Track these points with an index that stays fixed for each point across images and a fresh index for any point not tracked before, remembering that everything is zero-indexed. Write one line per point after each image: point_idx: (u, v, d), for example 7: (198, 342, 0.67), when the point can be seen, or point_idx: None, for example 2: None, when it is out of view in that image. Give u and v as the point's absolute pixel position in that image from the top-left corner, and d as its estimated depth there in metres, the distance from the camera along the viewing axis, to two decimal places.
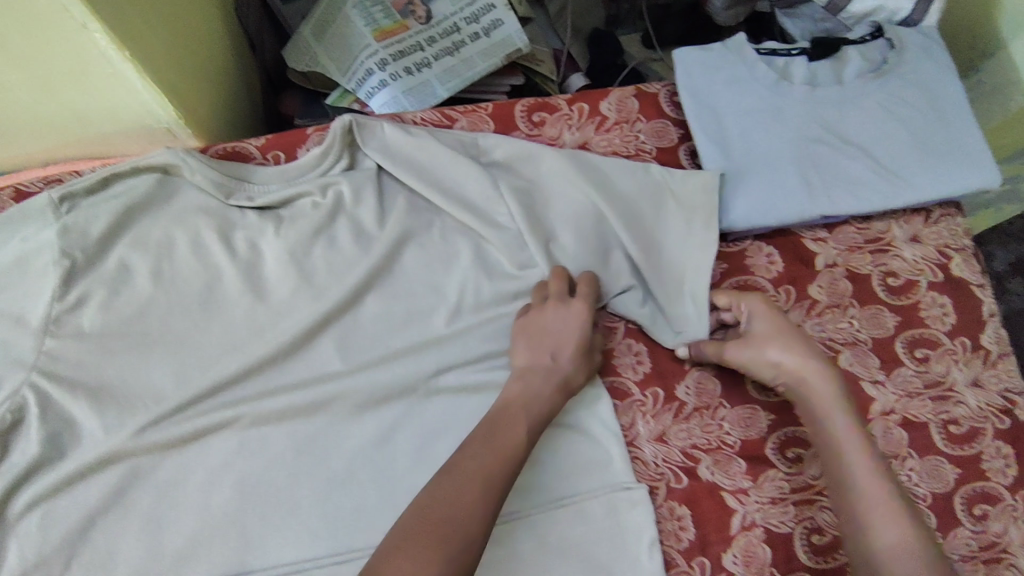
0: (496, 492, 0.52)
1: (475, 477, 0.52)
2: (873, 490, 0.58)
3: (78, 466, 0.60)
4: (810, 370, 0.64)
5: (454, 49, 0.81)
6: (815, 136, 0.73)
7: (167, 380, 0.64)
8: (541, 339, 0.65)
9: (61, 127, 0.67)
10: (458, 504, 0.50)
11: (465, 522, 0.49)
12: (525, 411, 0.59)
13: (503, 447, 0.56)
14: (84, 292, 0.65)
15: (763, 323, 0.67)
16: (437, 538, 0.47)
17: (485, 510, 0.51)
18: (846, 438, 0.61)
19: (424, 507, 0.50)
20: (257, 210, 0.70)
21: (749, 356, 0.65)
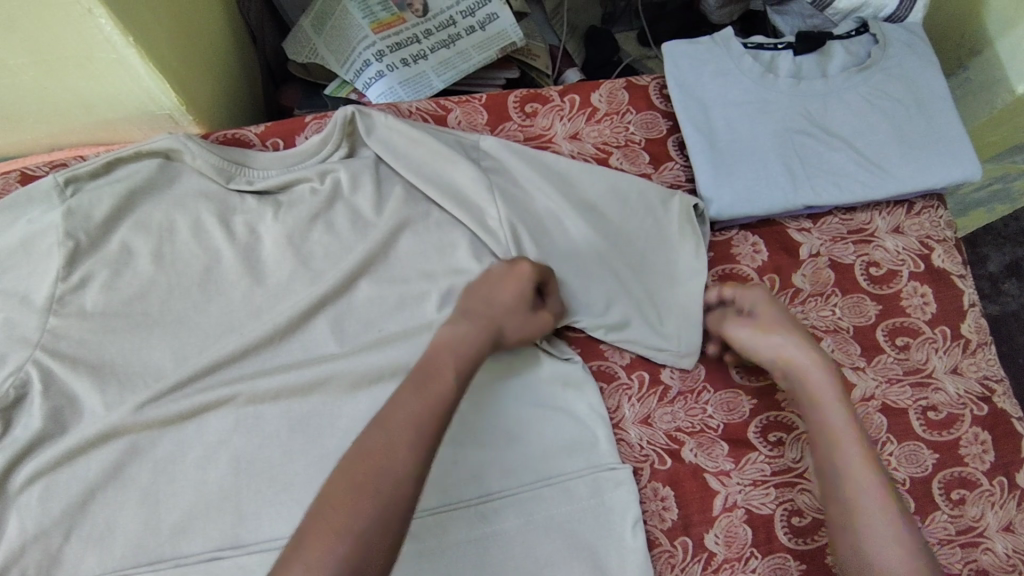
0: (428, 438, 0.51)
1: (404, 432, 0.50)
2: (864, 485, 0.58)
3: (79, 441, 0.62)
4: (808, 359, 0.65)
5: (449, 42, 0.83)
6: (799, 128, 0.75)
7: (167, 359, 0.66)
8: (485, 295, 0.63)
9: (65, 111, 0.69)
10: (386, 458, 0.49)
11: (396, 475, 0.48)
12: (454, 356, 0.57)
13: (432, 392, 0.53)
14: (87, 272, 0.67)
15: (768, 308, 0.68)
16: (364, 497, 0.46)
17: (417, 457, 0.50)
18: (841, 431, 0.61)
19: (354, 462, 0.48)
20: (256, 194, 0.72)
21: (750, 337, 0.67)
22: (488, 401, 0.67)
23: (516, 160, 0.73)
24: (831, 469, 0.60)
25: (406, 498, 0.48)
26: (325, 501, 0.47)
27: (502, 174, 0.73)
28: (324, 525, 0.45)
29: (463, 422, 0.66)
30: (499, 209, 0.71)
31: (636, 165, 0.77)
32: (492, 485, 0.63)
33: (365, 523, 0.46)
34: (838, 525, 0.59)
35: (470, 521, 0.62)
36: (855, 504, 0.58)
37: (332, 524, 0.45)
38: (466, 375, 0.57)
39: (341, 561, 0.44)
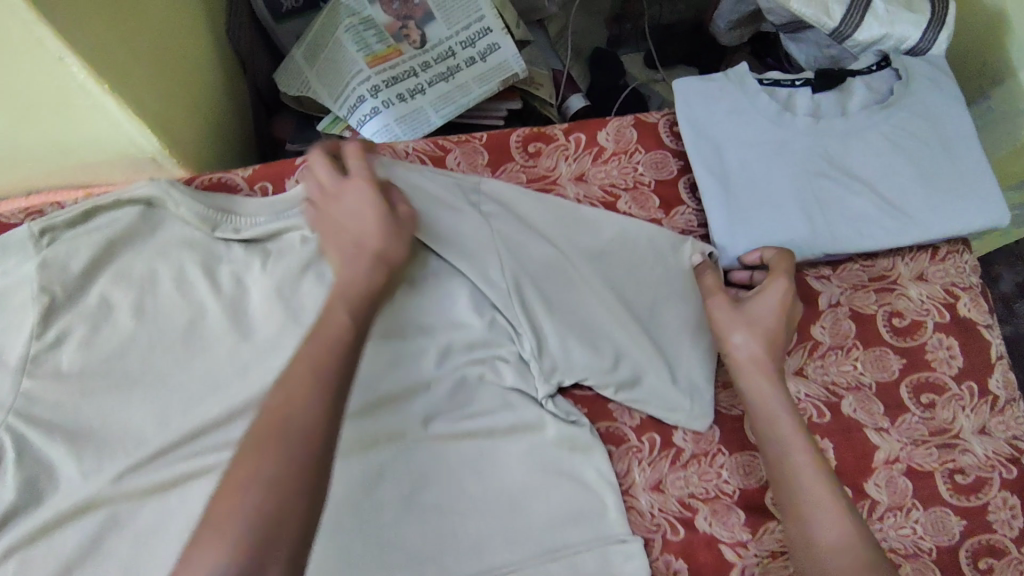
0: (332, 383, 0.50)
1: (305, 380, 0.49)
2: (814, 489, 0.57)
3: (54, 513, 0.58)
4: (761, 361, 0.63)
5: (449, 75, 0.78)
6: (818, 169, 0.71)
7: (147, 422, 0.61)
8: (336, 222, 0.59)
9: (41, 158, 0.64)
10: (291, 409, 0.48)
11: (301, 422, 0.47)
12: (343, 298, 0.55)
13: (329, 332, 0.52)
14: (62, 330, 0.62)
15: (767, 302, 0.64)
16: (272, 450, 0.46)
17: (325, 398, 0.49)
18: (787, 436, 0.60)
19: (260, 421, 0.47)
20: (243, 243, 0.67)
21: (729, 323, 0.65)
22: (487, 466, 0.63)
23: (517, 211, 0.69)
24: (781, 477, 0.59)
25: (315, 434, 0.47)
26: (236, 462, 0.46)
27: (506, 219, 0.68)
28: (233, 478, 0.45)
29: (462, 490, 0.62)
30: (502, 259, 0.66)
31: (646, 209, 0.73)
32: (494, 559, 0.60)
33: (278, 475, 0.45)
34: (793, 535, 0.57)
35: None
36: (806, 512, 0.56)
37: (239, 480, 0.45)
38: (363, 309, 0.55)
39: (255, 514, 0.43)
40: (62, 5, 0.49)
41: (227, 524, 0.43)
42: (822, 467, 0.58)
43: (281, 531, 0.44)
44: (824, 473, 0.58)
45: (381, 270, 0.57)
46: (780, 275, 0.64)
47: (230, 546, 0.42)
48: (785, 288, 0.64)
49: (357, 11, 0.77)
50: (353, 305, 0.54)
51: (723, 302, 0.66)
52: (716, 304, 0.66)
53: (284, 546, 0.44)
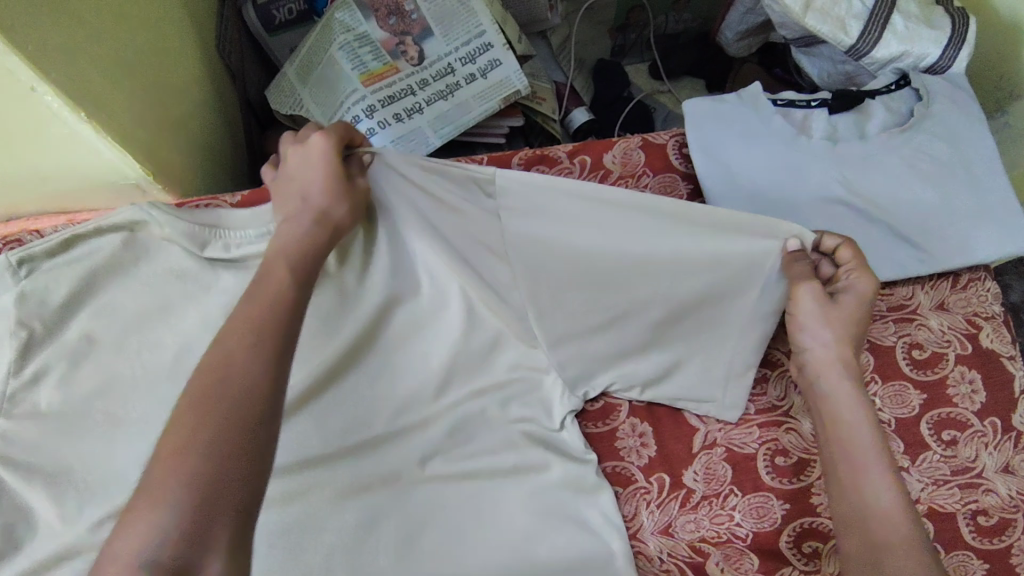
0: (276, 341, 0.44)
1: (243, 338, 0.44)
2: (891, 513, 0.50)
3: (26, 564, 0.56)
4: (838, 359, 0.57)
5: (448, 93, 0.76)
6: (835, 196, 0.68)
7: (131, 463, 0.58)
8: (288, 187, 0.56)
9: (19, 185, 0.61)
10: (232, 360, 0.42)
11: (243, 379, 0.42)
12: (289, 254, 0.50)
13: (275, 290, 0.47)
14: (41, 366, 0.60)
15: (856, 299, 0.57)
16: (207, 411, 0.40)
17: (268, 358, 0.43)
18: (863, 450, 0.54)
19: (195, 382, 0.42)
20: (231, 269, 0.63)
21: (813, 314, 0.57)
22: (489, 507, 0.61)
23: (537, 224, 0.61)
24: (849, 496, 0.53)
25: (262, 385, 0.42)
26: (171, 426, 0.40)
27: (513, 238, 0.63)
28: (169, 444, 0.39)
29: (462, 534, 0.59)
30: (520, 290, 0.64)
31: None
32: None
33: (218, 442, 0.39)
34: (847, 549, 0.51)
35: None
36: (875, 534, 0.50)
37: (170, 451, 0.39)
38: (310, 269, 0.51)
39: (196, 478, 0.38)
40: (32, 32, 0.46)
41: (158, 499, 0.37)
42: (898, 488, 0.52)
43: (219, 506, 0.38)
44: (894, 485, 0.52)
45: (327, 234, 0.54)
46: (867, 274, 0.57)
47: (167, 519, 0.36)
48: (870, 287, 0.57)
49: (352, 27, 0.73)
50: (303, 271, 0.50)
51: (812, 290, 0.56)
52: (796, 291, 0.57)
53: (230, 511, 0.38)
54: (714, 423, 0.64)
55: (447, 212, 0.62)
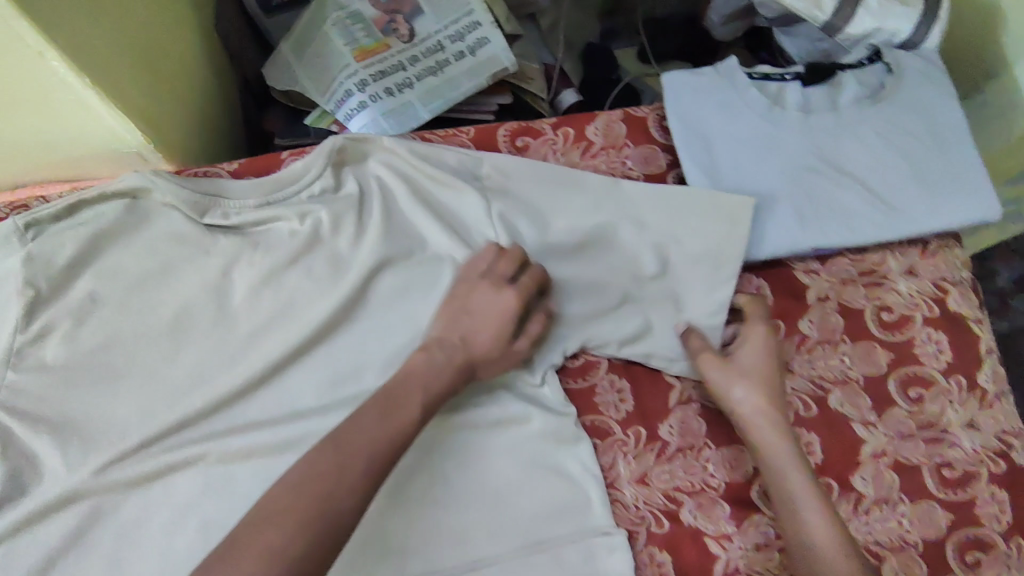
0: (383, 463, 0.51)
1: (359, 454, 0.50)
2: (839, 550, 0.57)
3: (37, 505, 0.58)
4: (761, 412, 0.63)
5: (437, 69, 0.78)
6: (808, 164, 0.71)
7: (132, 414, 0.61)
8: (461, 318, 0.62)
9: (28, 152, 0.64)
10: (337, 479, 0.49)
11: (343, 500, 0.48)
12: (422, 386, 0.57)
13: (403, 416, 0.54)
14: (47, 323, 0.62)
15: (755, 352, 0.65)
16: (305, 519, 0.46)
17: (365, 485, 0.50)
18: (799, 492, 0.60)
19: (302, 484, 0.48)
20: (229, 230, 0.66)
21: (725, 377, 0.64)
22: (474, 460, 0.63)
23: (522, 200, 0.69)
24: (800, 547, 0.58)
25: (357, 504, 0.49)
26: (264, 521, 0.46)
27: (507, 197, 0.69)
28: (268, 536, 0.45)
29: (448, 484, 0.62)
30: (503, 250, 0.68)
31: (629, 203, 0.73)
32: (478, 550, 0.60)
33: (302, 553, 0.45)
34: None
35: None
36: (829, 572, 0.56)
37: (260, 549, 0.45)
38: (435, 406, 0.57)
39: None
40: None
41: None
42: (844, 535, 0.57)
43: None
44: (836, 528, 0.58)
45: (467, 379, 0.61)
46: (761, 326, 0.66)
47: None
48: (766, 335, 0.66)
49: (345, 7, 0.78)
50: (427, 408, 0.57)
51: (715, 361, 0.65)
52: (705, 361, 0.65)
53: None
54: (689, 382, 0.68)
55: (436, 184, 0.69)
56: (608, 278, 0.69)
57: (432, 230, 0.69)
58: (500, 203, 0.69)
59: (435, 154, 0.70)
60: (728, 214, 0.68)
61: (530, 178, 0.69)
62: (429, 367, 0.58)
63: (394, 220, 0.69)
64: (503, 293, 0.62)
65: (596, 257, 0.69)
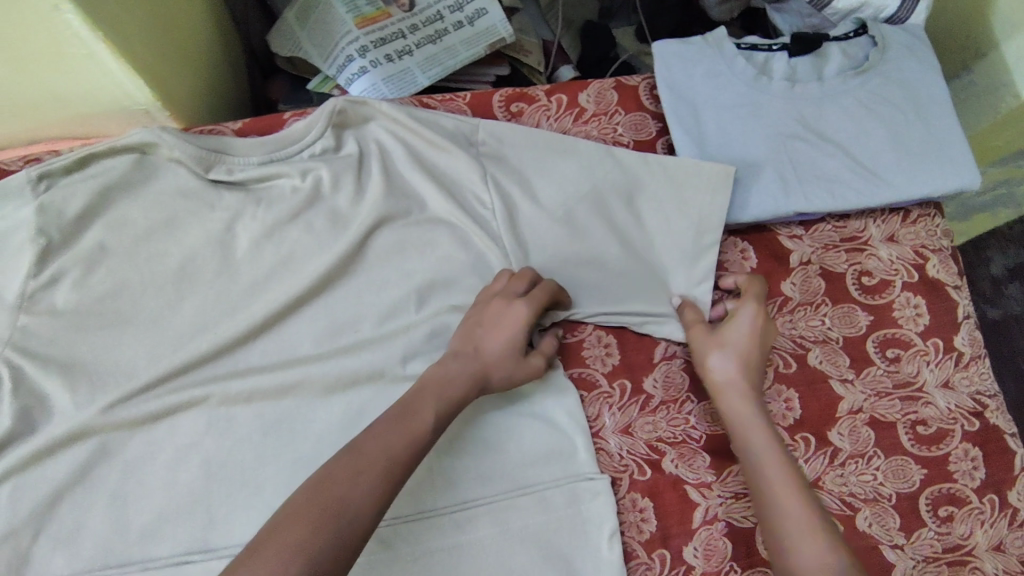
0: (398, 468, 0.52)
1: (377, 461, 0.51)
2: (804, 522, 0.56)
3: (46, 441, 0.61)
4: (735, 376, 0.64)
5: (436, 37, 0.81)
6: (794, 132, 0.73)
7: (140, 358, 0.64)
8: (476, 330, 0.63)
9: (40, 106, 0.67)
10: (355, 484, 0.49)
11: (359, 502, 0.49)
12: (437, 394, 0.58)
13: (414, 428, 0.54)
14: (58, 270, 0.65)
15: (740, 324, 0.67)
16: (324, 521, 0.46)
17: (379, 487, 0.50)
18: (763, 450, 0.61)
19: (320, 489, 0.48)
20: (234, 185, 0.69)
21: (708, 345, 0.66)
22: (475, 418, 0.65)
23: (515, 161, 0.72)
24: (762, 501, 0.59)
25: (364, 519, 0.48)
26: (286, 523, 0.46)
27: (499, 162, 0.72)
28: (271, 554, 0.44)
29: (452, 436, 0.64)
30: (495, 206, 0.70)
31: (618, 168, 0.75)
32: (468, 492, 0.63)
33: (319, 551, 0.45)
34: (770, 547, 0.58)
35: (446, 528, 0.61)
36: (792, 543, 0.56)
37: (280, 546, 0.44)
38: (449, 415, 0.58)
39: None
40: None
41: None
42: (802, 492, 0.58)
43: None
44: (797, 485, 0.59)
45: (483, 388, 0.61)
46: (748, 300, 0.68)
47: None
48: (754, 310, 0.67)
49: None
50: (442, 410, 0.57)
51: (704, 331, 0.67)
52: (693, 333, 0.68)
53: None
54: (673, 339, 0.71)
55: (431, 147, 0.71)
56: (597, 241, 0.71)
57: (428, 189, 0.71)
58: (495, 168, 0.71)
59: (430, 120, 0.72)
60: (712, 180, 0.71)
61: (524, 143, 0.72)
62: (445, 379, 0.59)
63: (393, 179, 0.71)
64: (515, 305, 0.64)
65: (592, 219, 0.71)
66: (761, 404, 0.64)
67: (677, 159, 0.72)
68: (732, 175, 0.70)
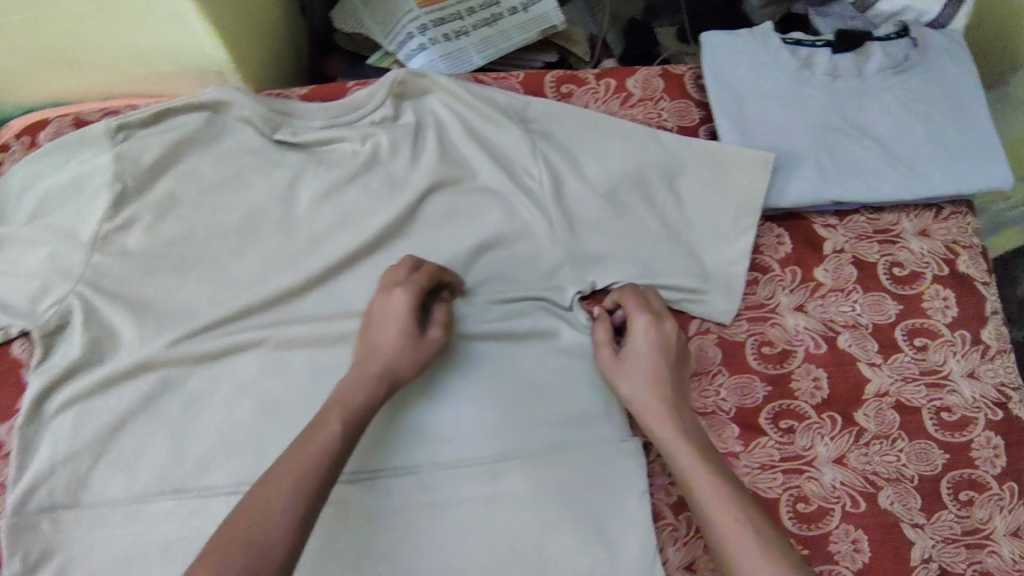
0: (313, 482, 0.51)
1: (286, 483, 0.51)
2: (737, 534, 0.55)
3: (112, 372, 0.65)
4: (646, 396, 0.64)
5: (492, 21, 0.86)
6: (833, 125, 0.76)
7: (203, 301, 0.68)
8: (372, 331, 0.61)
9: (123, 60, 0.72)
10: (266, 513, 0.49)
11: (274, 528, 0.49)
12: (346, 402, 0.57)
13: (317, 445, 0.53)
14: (132, 215, 0.69)
15: (640, 342, 0.66)
16: (239, 555, 0.47)
17: (297, 507, 0.50)
18: (688, 467, 0.60)
19: (234, 523, 0.48)
20: (298, 146, 0.73)
21: (615, 372, 0.66)
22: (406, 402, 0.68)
23: (565, 136, 0.75)
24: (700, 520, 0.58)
25: (283, 546, 0.48)
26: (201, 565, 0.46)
27: (549, 139, 0.75)
28: None
29: (417, 408, 0.67)
30: (542, 178, 0.73)
31: None
32: (504, 444, 0.66)
33: None
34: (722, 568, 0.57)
35: (481, 478, 0.65)
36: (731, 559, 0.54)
37: None
38: (360, 418, 0.56)
39: None
40: None
41: None
42: (731, 502, 0.57)
43: None
44: (725, 496, 0.57)
45: (389, 382, 0.59)
46: (636, 313, 0.66)
47: None
48: (647, 321, 0.66)
49: None
50: (349, 414, 0.56)
51: (610, 356, 0.67)
52: (603, 358, 0.67)
53: None
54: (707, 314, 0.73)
55: (485, 120, 0.75)
56: (646, 215, 0.73)
57: (480, 161, 0.74)
58: (545, 144, 0.74)
59: (486, 95, 0.75)
60: (753, 165, 0.73)
61: (573, 121, 0.75)
62: (349, 383, 0.58)
63: (448, 150, 0.74)
64: (394, 293, 0.62)
65: (630, 196, 0.73)
66: (681, 417, 0.63)
67: (718, 143, 0.74)
68: (770, 163, 0.73)
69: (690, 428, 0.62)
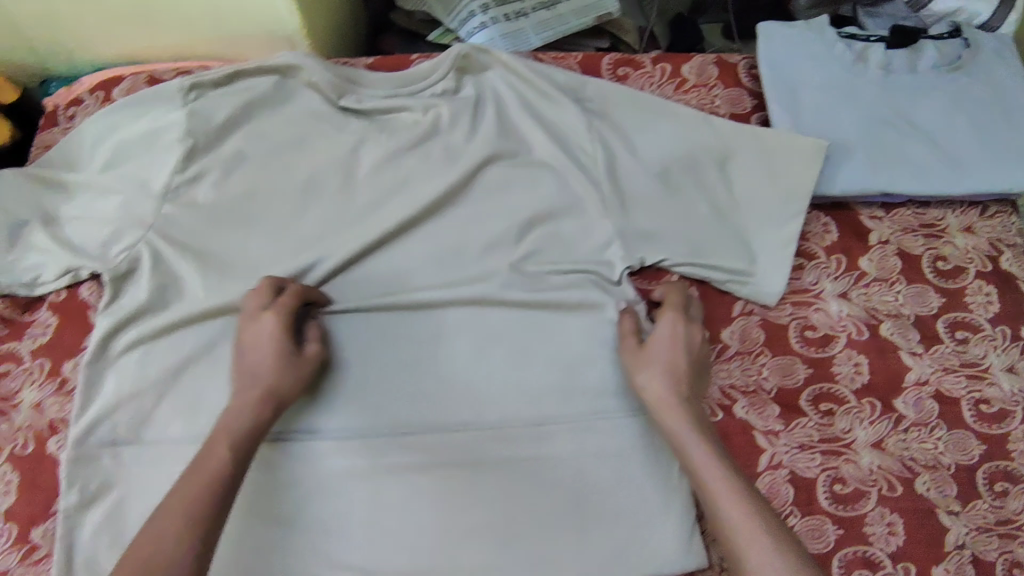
0: (208, 510, 0.53)
1: (176, 516, 0.52)
2: (753, 534, 0.55)
3: (173, 319, 0.67)
4: (665, 390, 0.64)
5: (550, 5, 0.88)
6: (883, 118, 0.77)
7: (262, 256, 0.70)
8: (248, 357, 0.62)
9: (199, 21, 0.74)
10: (161, 546, 0.50)
11: (174, 559, 0.50)
12: (230, 430, 0.58)
13: (199, 482, 0.54)
14: (202, 168, 0.71)
15: (662, 337, 0.66)
16: None
17: (191, 538, 0.51)
18: (699, 463, 0.59)
19: (127, 561, 0.50)
20: (362, 113, 0.75)
21: (635, 363, 0.66)
22: (409, 369, 0.68)
23: (620, 116, 0.77)
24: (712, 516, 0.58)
25: None
26: None
27: (605, 119, 0.76)
28: None
29: (467, 371, 0.69)
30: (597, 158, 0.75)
31: None
32: (548, 408, 0.68)
33: None
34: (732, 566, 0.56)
35: (526, 438, 0.67)
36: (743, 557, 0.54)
37: None
38: (246, 442, 0.58)
39: None
40: None
41: None
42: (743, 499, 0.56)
43: None
44: (738, 493, 0.57)
45: (271, 405, 0.60)
46: (666, 312, 0.68)
47: None
48: (673, 319, 0.67)
49: None
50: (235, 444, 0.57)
51: (633, 344, 0.67)
52: (624, 349, 0.68)
53: None
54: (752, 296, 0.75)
55: (541, 98, 0.77)
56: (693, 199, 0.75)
57: (537, 137, 0.76)
58: (601, 122, 0.76)
59: (545, 73, 0.77)
60: (803, 153, 0.75)
61: (628, 103, 0.77)
62: (230, 413, 0.59)
63: (506, 125, 0.76)
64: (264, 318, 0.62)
65: (683, 181, 0.75)
66: (698, 414, 0.63)
67: (770, 130, 0.77)
68: (822, 150, 0.75)
69: (703, 427, 0.62)
